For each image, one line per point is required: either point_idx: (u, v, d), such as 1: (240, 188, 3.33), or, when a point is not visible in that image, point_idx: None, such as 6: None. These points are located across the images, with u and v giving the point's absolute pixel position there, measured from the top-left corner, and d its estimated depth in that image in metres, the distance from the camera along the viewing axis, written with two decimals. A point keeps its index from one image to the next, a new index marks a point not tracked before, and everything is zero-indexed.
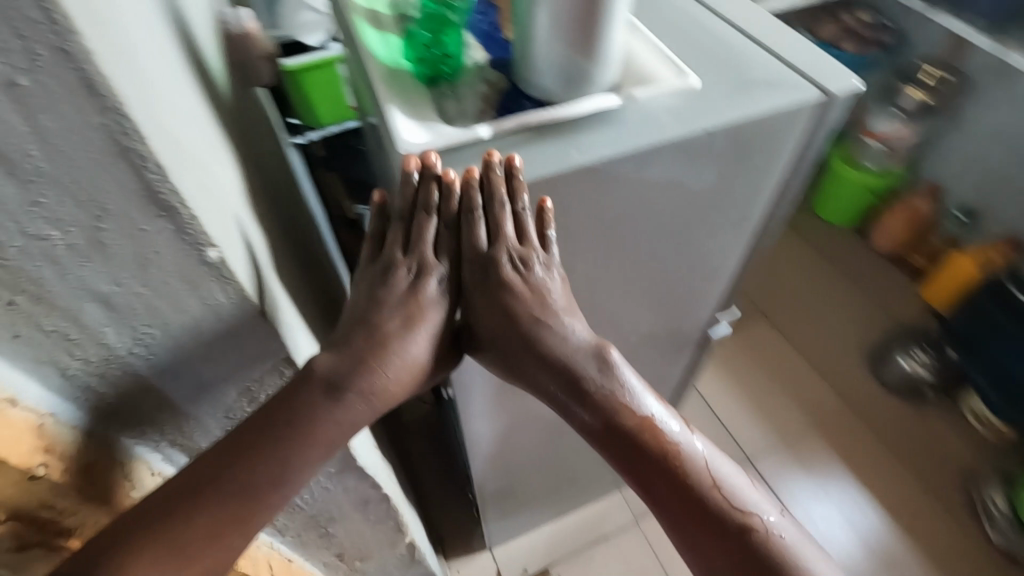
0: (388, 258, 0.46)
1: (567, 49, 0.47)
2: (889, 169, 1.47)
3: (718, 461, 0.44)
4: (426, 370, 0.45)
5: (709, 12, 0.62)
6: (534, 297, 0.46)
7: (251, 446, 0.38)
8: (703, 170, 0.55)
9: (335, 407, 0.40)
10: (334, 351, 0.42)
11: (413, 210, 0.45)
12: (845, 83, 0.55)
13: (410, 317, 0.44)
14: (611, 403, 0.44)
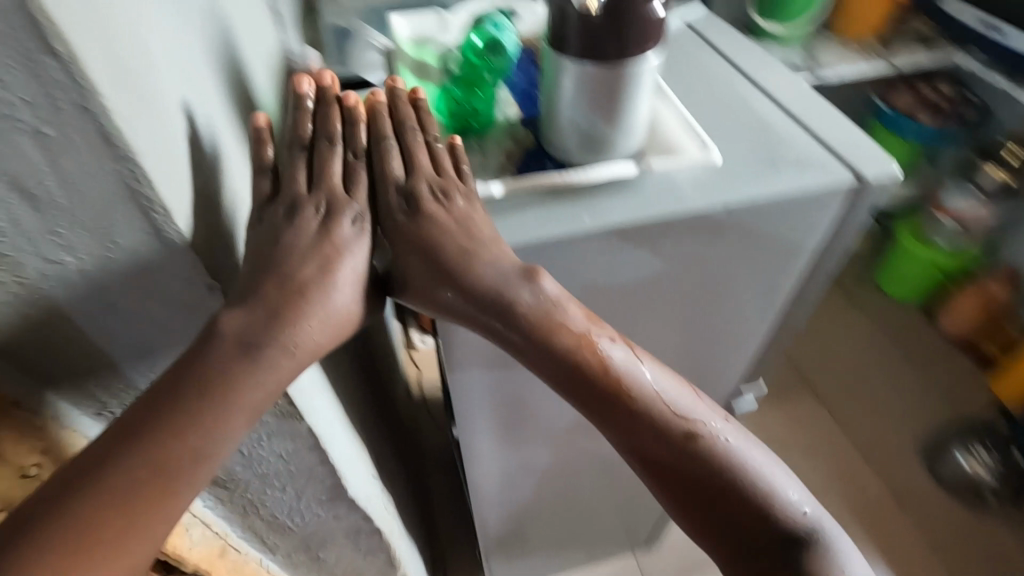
0: (287, 193, 0.41)
1: (586, 117, 0.48)
2: (963, 249, 1.40)
3: (663, 377, 0.41)
4: (350, 326, 0.40)
5: (752, 86, 0.62)
6: (456, 225, 0.43)
7: (152, 419, 0.33)
8: (723, 244, 0.54)
9: (253, 366, 0.35)
10: (235, 308, 0.35)
11: (321, 144, 0.44)
12: (883, 169, 0.53)
13: (320, 254, 0.39)
14: (542, 321, 0.40)
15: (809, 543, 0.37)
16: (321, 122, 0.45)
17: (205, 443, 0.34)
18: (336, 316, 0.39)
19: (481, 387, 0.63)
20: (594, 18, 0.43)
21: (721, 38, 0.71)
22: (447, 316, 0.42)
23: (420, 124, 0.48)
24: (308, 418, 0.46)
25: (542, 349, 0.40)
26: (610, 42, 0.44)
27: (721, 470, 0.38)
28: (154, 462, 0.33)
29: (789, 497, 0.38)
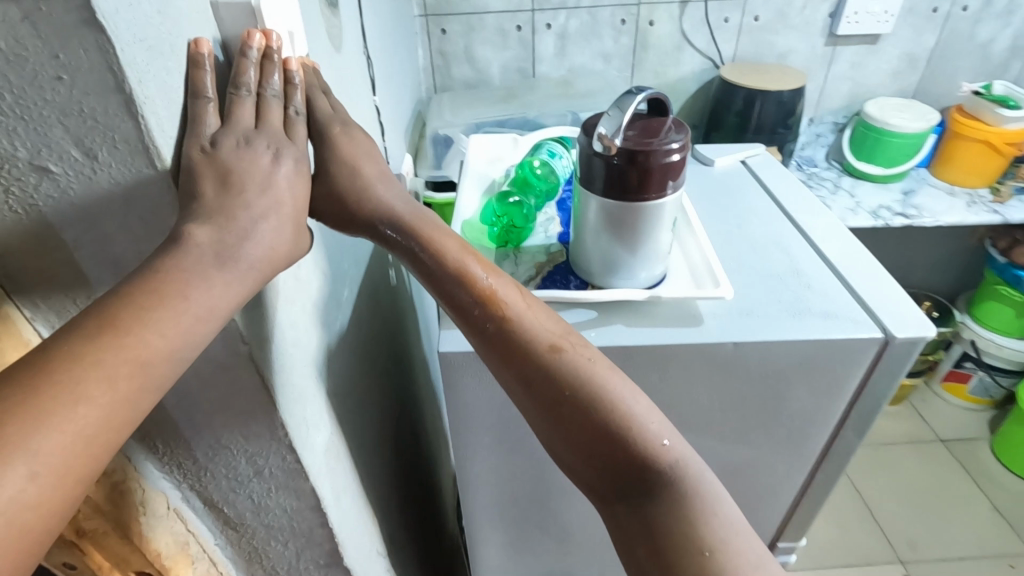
0: (232, 125, 0.34)
1: (601, 237, 0.53)
2: None
3: (534, 296, 0.43)
4: (287, 261, 0.35)
5: (795, 231, 0.63)
6: (380, 167, 0.43)
7: (104, 318, 0.27)
8: (740, 382, 0.53)
9: (223, 273, 0.31)
10: (202, 219, 0.31)
11: (269, 81, 0.37)
12: (916, 329, 0.51)
13: (272, 192, 0.34)
14: (428, 229, 0.42)
15: (675, 474, 0.36)
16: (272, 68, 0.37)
17: (157, 355, 0.28)
18: (284, 251, 0.34)
19: (489, 486, 0.64)
20: (614, 159, 0.48)
21: (776, 180, 0.74)
22: (359, 232, 0.42)
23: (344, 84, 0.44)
24: (312, 478, 0.51)
25: (431, 271, 0.42)
26: (629, 180, 0.48)
27: (577, 385, 0.38)
28: (91, 369, 0.26)
29: (655, 430, 0.37)
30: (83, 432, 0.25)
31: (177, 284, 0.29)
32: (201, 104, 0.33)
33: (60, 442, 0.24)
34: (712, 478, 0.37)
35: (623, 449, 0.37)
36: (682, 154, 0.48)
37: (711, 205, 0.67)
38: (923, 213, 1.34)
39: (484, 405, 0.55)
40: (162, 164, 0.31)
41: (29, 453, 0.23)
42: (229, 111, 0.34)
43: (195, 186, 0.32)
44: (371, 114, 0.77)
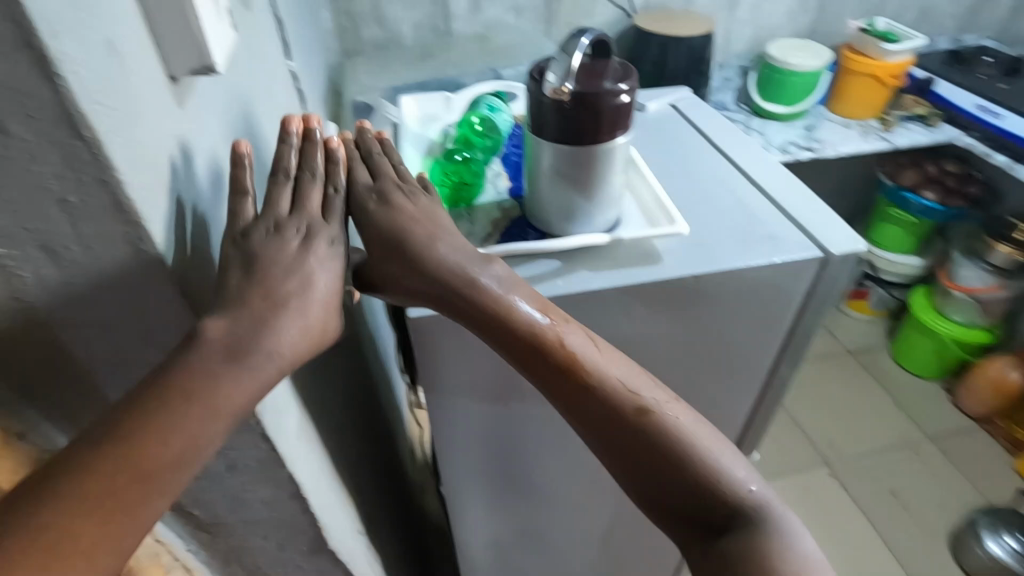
0: (268, 215, 0.39)
1: (558, 187, 0.53)
2: (978, 325, 1.70)
3: (606, 346, 0.43)
4: (324, 344, 0.36)
5: (730, 165, 0.66)
6: (415, 218, 0.45)
7: (126, 421, 0.29)
8: (700, 313, 0.56)
9: (233, 369, 0.31)
10: (225, 313, 0.33)
11: (305, 169, 0.42)
12: (849, 244, 0.55)
13: (303, 273, 0.37)
14: (493, 290, 0.42)
15: (756, 516, 0.37)
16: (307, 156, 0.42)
17: (171, 458, 0.29)
18: (323, 332, 0.36)
19: (466, 447, 0.64)
20: (565, 104, 0.47)
21: (704, 119, 0.77)
22: (418, 296, 0.43)
23: (383, 151, 0.49)
24: (288, 465, 0.48)
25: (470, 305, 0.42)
26: (582, 127, 0.48)
27: (656, 434, 0.39)
28: (108, 473, 0.28)
29: (741, 476, 0.39)
30: (96, 539, 0.27)
31: (192, 383, 0.30)
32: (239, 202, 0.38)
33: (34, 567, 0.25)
34: (791, 515, 0.38)
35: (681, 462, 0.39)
36: (630, 97, 0.48)
37: (651, 148, 0.69)
38: (825, 146, 1.45)
39: (458, 369, 0.55)
40: (93, 132, 0.27)
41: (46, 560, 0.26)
42: (268, 202, 0.40)
43: (225, 275, 0.35)
44: (287, 80, 0.72)
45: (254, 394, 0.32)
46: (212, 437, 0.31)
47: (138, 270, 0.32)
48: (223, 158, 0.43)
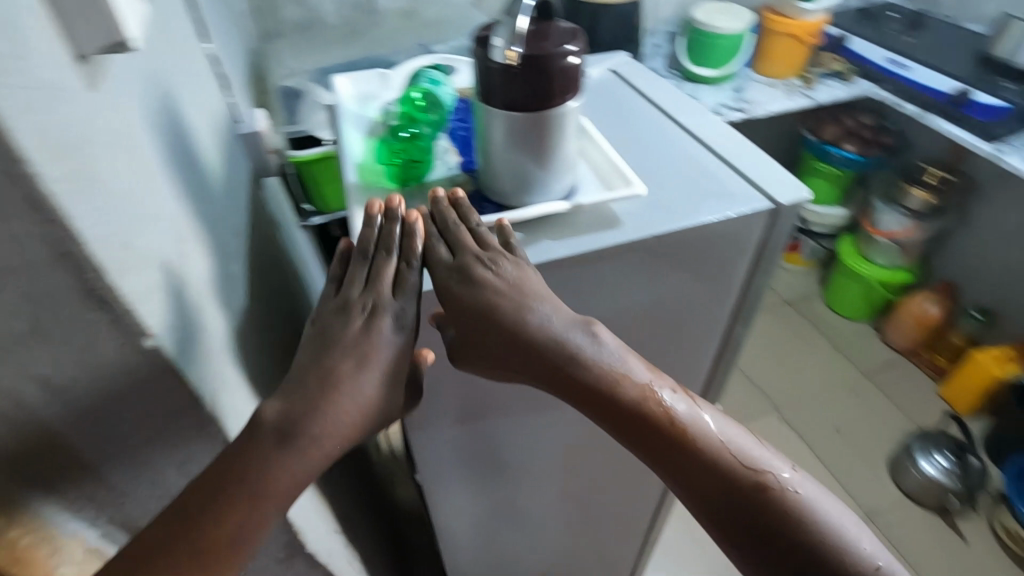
0: (350, 295, 0.47)
1: (515, 156, 0.51)
2: (898, 266, 1.84)
3: (723, 426, 0.46)
4: (375, 415, 0.44)
5: (674, 124, 0.67)
6: (503, 290, 0.46)
7: (200, 500, 0.37)
8: (659, 271, 0.57)
9: (286, 453, 0.39)
10: (282, 395, 0.41)
11: (379, 251, 0.48)
12: (794, 192, 0.57)
13: (363, 351, 0.44)
14: (614, 376, 0.45)
15: None
16: (384, 237, 0.49)
17: (237, 527, 0.37)
18: (372, 410, 0.43)
19: None
20: (513, 69, 0.46)
21: (644, 82, 0.77)
22: (532, 380, 0.46)
23: (467, 217, 0.51)
24: None
25: (573, 370, 0.44)
26: (532, 93, 0.47)
27: (777, 510, 0.42)
28: (189, 544, 0.36)
29: (867, 547, 0.42)
30: None
31: (248, 464, 0.38)
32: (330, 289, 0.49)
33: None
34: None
35: (751, 496, 0.43)
36: (578, 58, 0.48)
37: (596, 113, 0.69)
38: (754, 105, 1.50)
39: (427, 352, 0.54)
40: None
41: None
42: (349, 279, 0.48)
43: (308, 353, 0.44)
44: (206, 65, 0.67)
45: (304, 472, 0.39)
46: (269, 512, 0.38)
47: (74, 269, 0.30)
48: (146, 141, 0.38)
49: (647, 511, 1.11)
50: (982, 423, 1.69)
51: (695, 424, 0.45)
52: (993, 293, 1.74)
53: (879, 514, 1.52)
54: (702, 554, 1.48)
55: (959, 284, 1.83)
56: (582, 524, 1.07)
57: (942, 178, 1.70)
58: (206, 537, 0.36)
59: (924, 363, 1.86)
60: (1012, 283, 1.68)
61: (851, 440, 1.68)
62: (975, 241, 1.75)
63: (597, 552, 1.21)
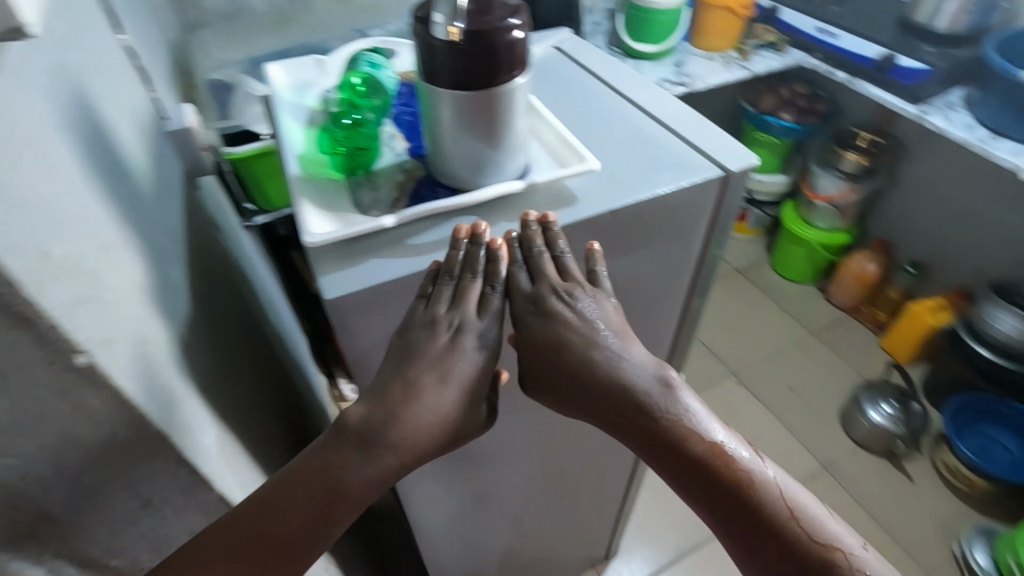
0: (440, 316, 0.46)
1: (466, 137, 0.50)
2: (838, 229, 1.93)
3: (797, 491, 0.45)
4: (451, 429, 0.45)
5: (621, 98, 0.67)
6: (582, 328, 0.47)
7: (287, 495, 0.40)
8: (617, 246, 0.57)
9: (362, 459, 0.41)
10: (364, 402, 0.44)
11: (468, 272, 0.48)
12: (742, 158, 0.58)
13: (445, 368, 0.45)
14: (681, 429, 0.45)
15: None
16: (472, 258, 0.48)
17: (313, 526, 0.40)
18: (450, 425, 0.44)
19: None
20: (457, 45, 0.45)
21: (589, 57, 0.77)
22: (600, 423, 0.47)
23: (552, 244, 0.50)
24: (216, 485, 0.44)
25: (641, 420, 0.45)
26: (478, 69, 0.46)
27: None
28: (272, 538, 0.39)
29: None
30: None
31: (330, 465, 0.41)
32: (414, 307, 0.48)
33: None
34: None
35: (813, 557, 0.42)
36: (523, 33, 0.47)
37: (543, 91, 0.68)
38: (695, 79, 1.53)
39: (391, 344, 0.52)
40: None
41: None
42: (436, 297, 0.47)
43: (390, 366, 0.45)
44: (122, 57, 0.62)
45: (376, 479, 0.42)
46: (343, 514, 0.41)
47: None
48: (59, 138, 0.35)
49: (618, 484, 1.13)
50: (920, 370, 1.81)
51: (760, 476, 0.45)
52: (924, 247, 1.85)
53: (833, 464, 1.60)
54: (673, 519, 1.53)
55: (893, 241, 1.94)
56: (556, 503, 1.09)
57: (872, 140, 1.79)
58: (285, 530, 0.39)
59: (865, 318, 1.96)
60: (940, 237, 1.79)
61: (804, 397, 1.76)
62: (905, 199, 1.85)
63: (572, 528, 1.23)
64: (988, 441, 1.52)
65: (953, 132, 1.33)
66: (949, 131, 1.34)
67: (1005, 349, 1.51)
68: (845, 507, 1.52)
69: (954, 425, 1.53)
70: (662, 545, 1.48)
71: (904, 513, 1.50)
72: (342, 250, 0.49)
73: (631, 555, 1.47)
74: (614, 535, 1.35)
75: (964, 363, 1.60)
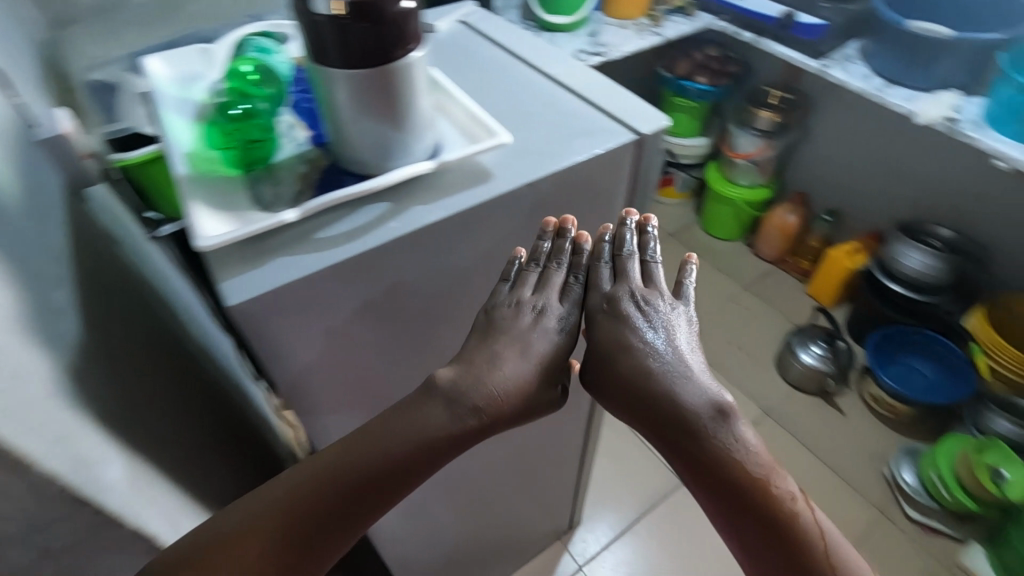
0: (528, 300, 0.53)
1: (368, 119, 0.47)
2: (759, 185, 2.02)
3: (829, 533, 0.48)
4: (527, 401, 0.50)
5: (531, 68, 0.65)
6: (662, 335, 0.51)
7: (374, 441, 0.47)
8: (537, 218, 0.56)
9: (444, 419, 0.47)
10: (456, 365, 0.50)
11: (553, 261, 0.54)
12: (653, 120, 0.58)
13: (526, 344, 0.51)
14: (730, 459, 0.47)
15: None
16: (557, 248, 0.55)
17: (392, 471, 0.47)
18: (526, 394, 0.49)
19: (344, 423, 0.60)
20: (343, 20, 0.42)
21: (496, 29, 0.75)
22: (651, 436, 0.50)
23: (642, 246, 0.56)
24: (129, 521, 0.41)
25: (695, 443, 0.47)
26: (369, 46, 0.43)
27: None
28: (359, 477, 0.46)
29: None
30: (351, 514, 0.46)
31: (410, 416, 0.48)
32: (498, 287, 0.54)
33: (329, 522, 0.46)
34: None
35: None
36: (413, 5, 0.44)
37: (451, 67, 0.66)
38: (611, 48, 1.53)
39: (310, 344, 0.49)
40: None
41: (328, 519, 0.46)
42: (524, 279, 0.54)
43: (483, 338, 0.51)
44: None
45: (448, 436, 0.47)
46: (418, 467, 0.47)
47: None
48: None
49: (571, 452, 1.15)
50: (843, 311, 1.92)
51: (797, 514, 0.47)
52: (836, 195, 1.95)
53: (773, 408, 1.69)
54: (630, 480, 1.57)
55: (809, 191, 2.04)
56: (513, 481, 1.09)
57: (782, 98, 1.86)
58: (370, 470, 0.46)
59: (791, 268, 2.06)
60: (850, 183, 1.90)
61: (742, 348, 1.84)
62: (816, 151, 1.95)
63: (532, 502, 1.24)
64: (906, 369, 1.64)
65: (852, 84, 1.40)
66: (849, 82, 1.41)
67: (914, 283, 1.63)
68: (787, 447, 1.61)
69: (875, 357, 1.65)
70: (621, 507, 1.53)
71: (839, 445, 1.61)
72: (246, 251, 0.46)
73: (593, 520, 1.50)
74: (576, 505, 1.38)
75: (880, 300, 1.72)
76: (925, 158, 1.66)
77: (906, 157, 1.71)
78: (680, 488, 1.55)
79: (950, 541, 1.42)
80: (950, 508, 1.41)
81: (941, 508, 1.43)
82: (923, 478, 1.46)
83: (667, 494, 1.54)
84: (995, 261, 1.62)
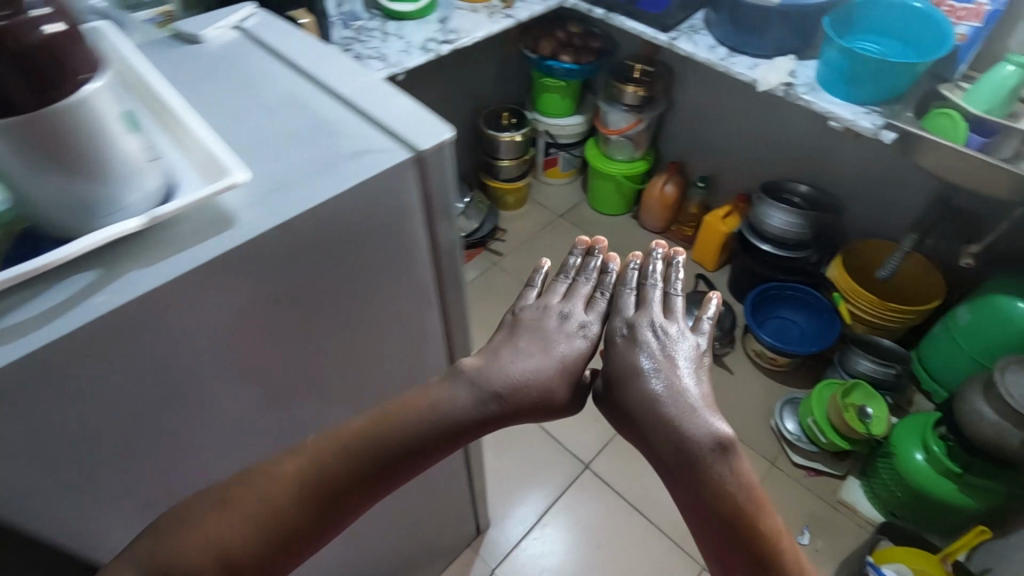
0: (553, 304, 0.67)
1: (42, 174, 0.39)
2: (636, 159, 2.05)
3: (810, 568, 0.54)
4: (546, 392, 0.60)
5: (310, 83, 0.59)
6: (673, 359, 0.62)
7: (398, 445, 0.55)
8: (306, 259, 0.49)
9: (469, 411, 0.57)
10: (486, 356, 0.61)
11: (580, 274, 0.71)
12: (433, 133, 0.53)
13: (548, 341, 0.63)
14: (726, 489, 0.54)
15: None
16: (582, 266, 0.71)
17: (404, 462, 0.56)
18: (545, 385, 0.60)
19: (125, 516, 0.51)
20: None
21: (278, 36, 0.67)
22: (651, 456, 0.58)
23: (664, 278, 0.70)
24: None
25: (696, 470, 0.54)
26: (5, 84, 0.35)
27: None
28: (376, 469, 0.55)
29: None
30: (361, 495, 0.55)
31: (428, 410, 0.57)
32: (528, 291, 0.70)
33: (353, 490, 0.54)
34: None
35: None
36: (62, 27, 0.37)
37: (220, 90, 0.58)
38: (461, 34, 1.45)
39: (25, 452, 0.41)
40: None
41: (343, 500, 0.54)
42: (551, 289, 0.70)
43: (514, 330, 0.65)
44: None
45: (461, 428, 0.57)
46: (428, 457, 0.57)
47: None
48: None
49: (460, 461, 1.11)
50: (725, 272, 2.00)
51: (784, 547, 0.53)
52: (708, 161, 2.01)
53: None
54: (538, 472, 1.57)
55: (684, 160, 2.09)
56: (403, 502, 1.03)
57: (644, 71, 1.88)
58: (382, 462, 0.55)
59: (676, 235, 2.12)
60: (718, 149, 1.95)
61: None
62: (684, 120, 1.99)
63: (432, 518, 1.20)
64: (782, 323, 1.75)
65: (700, 55, 1.42)
66: (697, 54, 1.43)
67: (780, 240, 1.71)
68: None
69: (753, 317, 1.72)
70: (532, 500, 1.52)
71: (730, 403, 1.67)
72: None
73: (506, 517, 1.49)
74: (480, 510, 1.36)
75: (753, 259, 1.79)
76: (778, 119, 1.73)
77: (761, 120, 1.78)
78: (586, 471, 1.56)
79: (831, 479, 1.52)
80: (827, 449, 1.51)
81: (820, 449, 1.53)
82: (801, 424, 1.55)
83: (574, 480, 1.55)
84: (848, 211, 1.73)
